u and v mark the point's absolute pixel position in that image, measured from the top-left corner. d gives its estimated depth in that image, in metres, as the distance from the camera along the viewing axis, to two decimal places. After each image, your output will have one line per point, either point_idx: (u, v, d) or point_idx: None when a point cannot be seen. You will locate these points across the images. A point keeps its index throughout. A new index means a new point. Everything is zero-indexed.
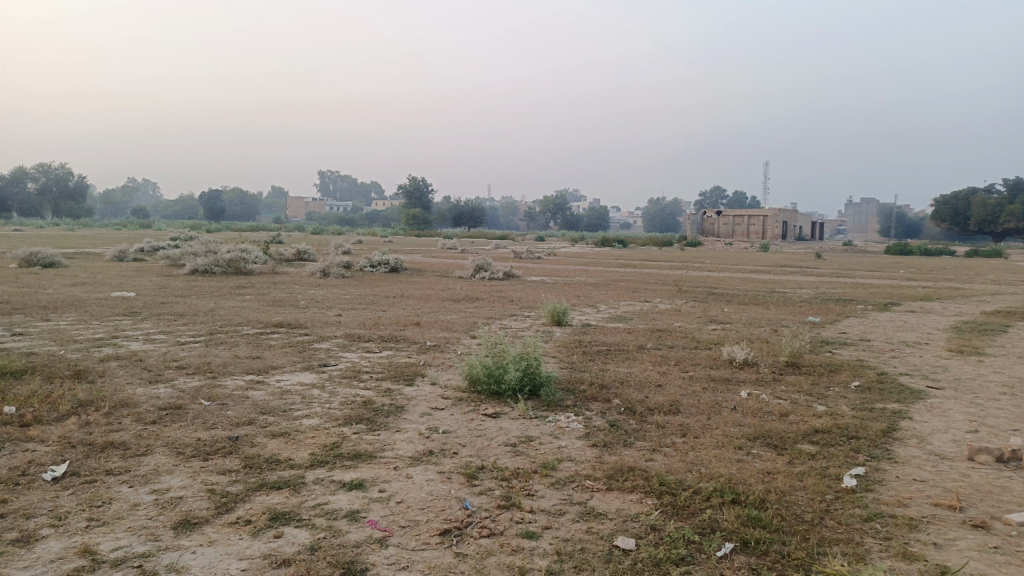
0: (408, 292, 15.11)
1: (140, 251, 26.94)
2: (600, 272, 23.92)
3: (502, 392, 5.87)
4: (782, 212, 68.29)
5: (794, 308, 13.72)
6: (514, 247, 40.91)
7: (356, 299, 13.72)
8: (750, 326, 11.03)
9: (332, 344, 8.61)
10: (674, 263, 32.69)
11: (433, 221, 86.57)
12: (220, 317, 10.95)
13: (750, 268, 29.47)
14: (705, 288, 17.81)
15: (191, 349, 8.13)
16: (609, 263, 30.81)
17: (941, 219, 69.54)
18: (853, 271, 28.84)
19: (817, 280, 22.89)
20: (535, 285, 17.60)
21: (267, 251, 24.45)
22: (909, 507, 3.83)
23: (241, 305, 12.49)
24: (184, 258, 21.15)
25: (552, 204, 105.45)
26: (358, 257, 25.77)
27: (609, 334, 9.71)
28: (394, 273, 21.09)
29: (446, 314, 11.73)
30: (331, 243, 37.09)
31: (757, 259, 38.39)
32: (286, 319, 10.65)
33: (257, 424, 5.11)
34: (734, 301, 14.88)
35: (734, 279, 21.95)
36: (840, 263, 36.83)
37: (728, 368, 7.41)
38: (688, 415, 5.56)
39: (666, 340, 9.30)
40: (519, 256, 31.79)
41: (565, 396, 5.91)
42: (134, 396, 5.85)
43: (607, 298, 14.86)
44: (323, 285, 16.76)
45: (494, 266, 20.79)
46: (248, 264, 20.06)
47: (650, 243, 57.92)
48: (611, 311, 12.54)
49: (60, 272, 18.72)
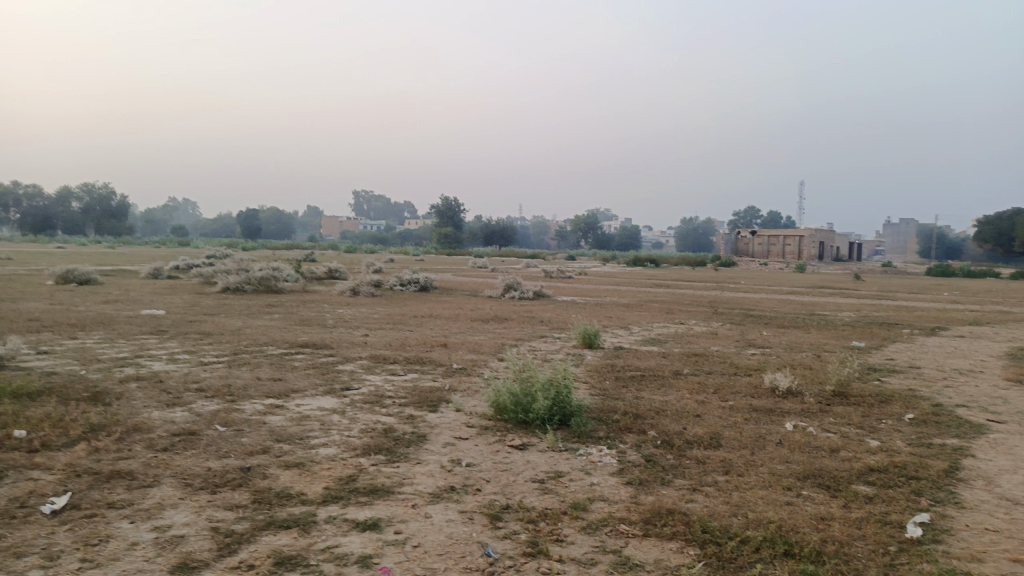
0: (437, 312, 14.88)
1: (175, 269, 27.22)
2: (632, 293, 23.51)
3: (530, 422, 5.54)
4: (819, 232, 67.06)
5: (836, 332, 13.16)
6: (546, 266, 40.57)
7: (384, 319, 13.52)
8: (791, 351, 10.55)
9: (356, 366, 8.37)
10: (709, 284, 32.07)
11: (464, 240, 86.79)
12: (246, 336, 10.80)
13: (787, 289, 28.75)
14: (741, 310, 17.29)
15: (213, 370, 7.95)
16: (641, 283, 30.29)
17: (984, 239, 67.58)
18: (894, 293, 27.93)
19: (859, 302, 22.17)
20: (566, 305, 17.25)
21: (299, 269, 24.52)
22: (985, 563, 3.40)
23: (269, 324, 12.36)
24: (217, 275, 21.25)
25: (584, 223, 105.08)
26: (388, 276, 25.69)
27: (643, 358, 9.32)
28: (424, 292, 20.94)
29: (474, 335, 11.44)
30: (362, 262, 37.24)
31: (793, 280, 37.53)
32: (311, 339, 10.47)
33: (271, 453, 4.85)
34: (773, 324, 14.35)
35: (771, 301, 21.35)
36: (881, 284, 35.84)
37: (770, 397, 6.99)
38: (730, 450, 5.17)
39: (703, 365, 8.88)
40: (551, 276, 31.47)
41: (597, 426, 5.56)
42: (148, 421, 5.64)
43: (640, 320, 14.45)
44: (352, 303, 16.64)
45: (525, 286, 20.51)
46: (279, 282, 20.07)
47: (683, 263, 57.21)
48: (644, 333, 12.16)
49: (95, 289, 18.93)
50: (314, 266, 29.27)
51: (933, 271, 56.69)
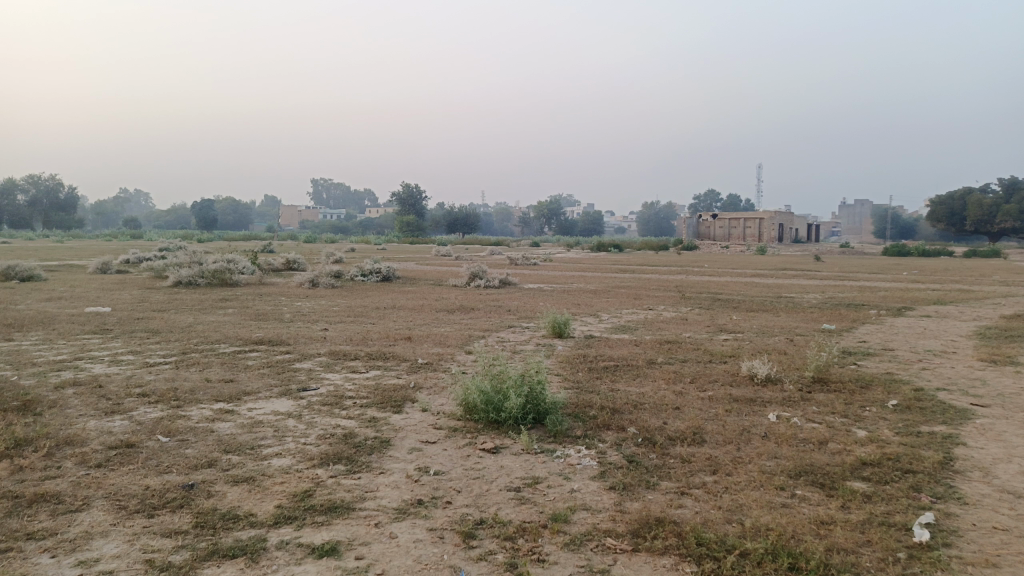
0: (400, 303, 14.39)
1: (125, 263, 26.15)
2: (598, 279, 23.28)
3: (503, 422, 5.16)
4: (779, 214, 67.88)
5: (805, 315, 13.03)
6: (509, 253, 40.16)
7: (345, 311, 13.01)
8: (763, 335, 10.35)
9: (314, 364, 7.89)
10: (673, 267, 32.06)
11: (427, 228, 85.94)
12: (196, 334, 10.21)
13: (750, 272, 28.83)
14: (708, 294, 17.14)
15: (159, 372, 7.39)
16: (606, 269, 30.09)
17: (936, 219, 69.08)
18: (855, 274, 28.13)
19: (823, 283, 22.25)
20: (532, 293, 16.89)
21: (256, 261, 23.73)
22: (1002, 568, 3.13)
23: (222, 320, 11.75)
24: (169, 270, 20.40)
25: (547, 209, 104.88)
26: (349, 266, 25.04)
27: (616, 347, 9.00)
28: (386, 282, 20.39)
29: (439, 326, 11.01)
30: (322, 252, 36.43)
31: (755, 262, 37.80)
32: (267, 335, 9.92)
33: (218, 466, 4.40)
34: (742, 307, 14.19)
35: (737, 284, 21.28)
36: (842, 265, 36.27)
37: (749, 386, 6.73)
38: (715, 446, 4.87)
39: (677, 353, 8.59)
40: (515, 262, 31.16)
41: (574, 424, 5.21)
42: (82, 433, 5.12)
43: (609, 306, 14.16)
44: (311, 295, 16.06)
45: (490, 274, 20.09)
46: (235, 275, 19.33)
47: (646, 248, 57.39)
48: (614, 321, 11.87)
49: (37, 286, 17.98)
50: (271, 257, 28.43)
51: (887, 251, 57.78)
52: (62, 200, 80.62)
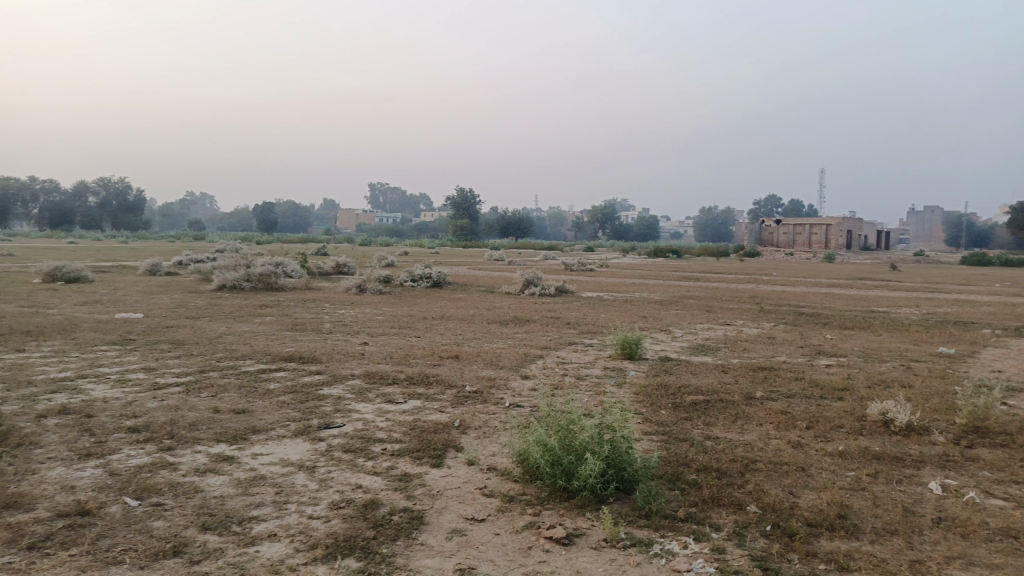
0: (450, 312, 13.19)
1: (175, 265, 25.74)
2: (661, 287, 21.72)
3: (576, 492, 3.84)
4: (847, 221, 64.82)
5: (910, 335, 11.31)
6: (566, 258, 38.73)
7: (389, 322, 11.89)
8: (872, 362, 8.76)
9: (344, 390, 6.69)
10: (741, 275, 30.16)
11: (481, 232, 85.19)
12: (223, 347, 9.15)
13: (826, 281, 26.80)
14: (790, 307, 15.48)
15: (164, 398, 6.29)
16: (666, 276, 28.48)
17: (1019, 226, 64.67)
18: (943, 284, 25.92)
19: (913, 295, 20.22)
20: (593, 303, 15.51)
21: (305, 263, 22.96)
22: None
23: (256, 330, 10.71)
24: (214, 272, 19.71)
25: (602, 214, 102.91)
26: (401, 270, 24.02)
27: (700, 375, 7.56)
28: (437, 287, 19.32)
29: (491, 342, 9.73)
30: (374, 256, 35.66)
31: (828, 271, 35.34)
32: (298, 350, 8.79)
33: (186, 559, 3.17)
34: (834, 324, 12.52)
35: (818, 295, 19.44)
36: (925, 274, 33.89)
37: (886, 437, 5.26)
38: (880, 542, 3.44)
39: (776, 385, 7.09)
40: (572, 268, 29.83)
41: (671, 496, 3.85)
42: (35, 490, 3.99)
43: (681, 321, 12.66)
44: (356, 302, 15.02)
45: (546, 280, 18.79)
46: (281, 279, 18.48)
47: (708, 254, 55.13)
48: (690, 339, 10.42)
49: (80, 288, 17.47)
50: (320, 260, 27.77)
51: (966, 259, 54.33)
52: (130, 202, 82.62)
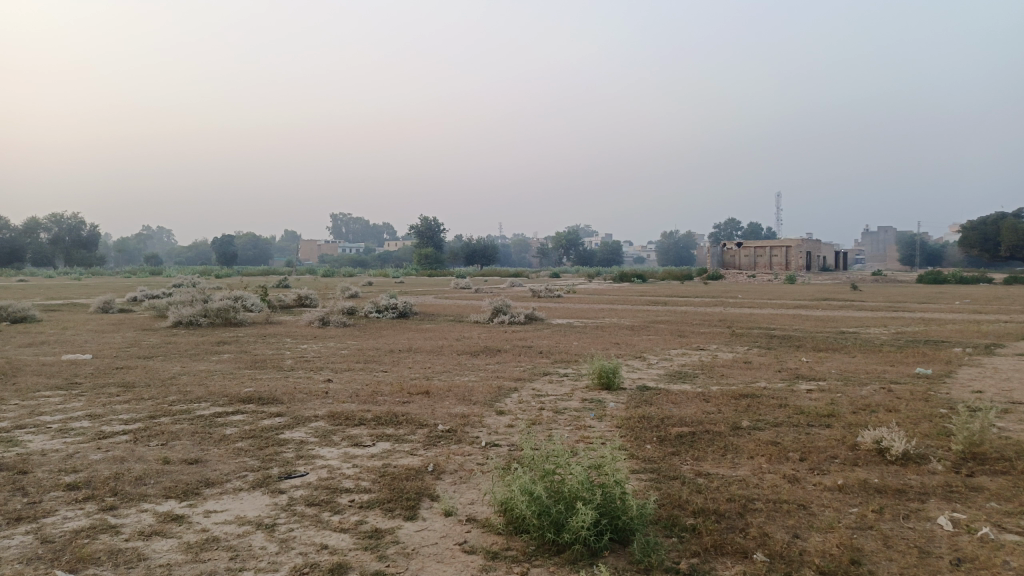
0: (417, 344, 12.76)
1: (130, 301, 24.82)
2: (630, 312, 21.56)
3: (566, 545, 3.50)
4: (806, 242, 66.04)
5: (884, 356, 11.22)
6: (532, 285, 38.48)
7: (355, 356, 11.43)
8: (852, 386, 8.59)
9: (307, 433, 6.24)
10: (707, 298, 30.22)
11: (446, 260, 84.79)
12: (176, 389, 8.60)
13: (792, 302, 26.95)
14: (760, 330, 15.39)
15: (109, 448, 5.76)
16: (634, 301, 28.38)
17: (970, 245, 66.41)
18: (905, 303, 26.21)
19: (879, 315, 20.36)
20: (563, 331, 15.22)
21: (266, 297, 22.31)
22: None
23: (213, 369, 10.16)
24: (170, 308, 18.98)
25: (566, 240, 103.39)
26: (365, 302, 23.50)
27: (681, 405, 7.27)
28: (403, 318, 18.87)
29: (462, 375, 9.34)
30: (337, 287, 35.02)
31: (792, 292, 35.67)
32: (258, 390, 8.30)
33: None
34: (807, 347, 12.39)
35: (786, 317, 19.45)
36: (886, 293, 34.38)
37: (884, 468, 5.01)
38: None
39: (761, 413, 6.84)
40: (539, 295, 29.59)
41: (669, 545, 3.53)
42: None
43: (655, 347, 12.42)
44: (319, 336, 14.50)
45: (514, 308, 18.48)
46: (240, 314, 17.84)
47: (673, 278, 55.47)
48: (665, 366, 10.17)
49: (26, 328, 16.62)
50: (281, 292, 27.07)
51: (922, 278, 55.49)
52: (84, 237, 80.48)
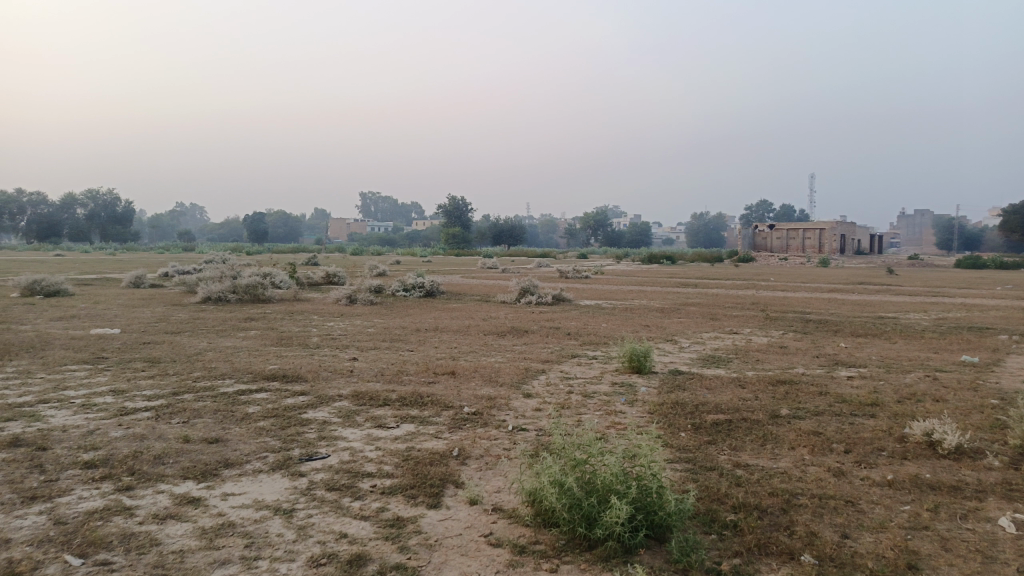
0: (444, 324, 12.60)
1: (161, 277, 25.03)
2: (660, 294, 21.19)
3: (598, 541, 3.29)
4: (841, 225, 64.67)
5: (927, 343, 10.78)
6: (560, 266, 38.14)
7: (380, 335, 11.30)
8: (895, 374, 8.23)
9: (330, 412, 6.09)
10: (739, 281, 29.68)
11: (474, 240, 84.64)
12: (201, 365, 8.53)
13: (827, 286, 26.31)
14: (795, 314, 14.97)
15: (130, 425, 5.67)
16: (664, 283, 27.94)
17: (1011, 229, 64.36)
18: (945, 288, 25.47)
19: (919, 300, 19.75)
20: (592, 312, 14.96)
21: (294, 274, 22.32)
22: None
23: (239, 345, 10.08)
24: (199, 284, 19.05)
25: (594, 221, 102.59)
26: (392, 280, 23.42)
27: (715, 390, 7.00)
28: (430, 297, 18.74)
29: (489, 356, 9.14)
30: (364, 265, 35.02)
31: (825, 276, 34.80)
32: (282, 368, 8.19)
33: None
34: (845, 332, 11.97)
35: (821, 301, 18.95)
36: (924, 278, 33.45)
37: (935, 462, 4.71)
38: None
39: (800, 401, 6.54)
40: (568, 276, 29.26)
41: (709, 544, 3.30)
42: None
43: (687, 330, 12.10)
44: (346, 314, 14.41)
45: (542, 288, 18.23)
46: (268, 290, 17.84)
47: (703, 260, 54.72)
48: (698, 350, 9.88)
49: (58, 302, 16.78)
50: (309, 270, 27.12)
51: (961, 262, 53.98)
52: (119, 214, 81.75)
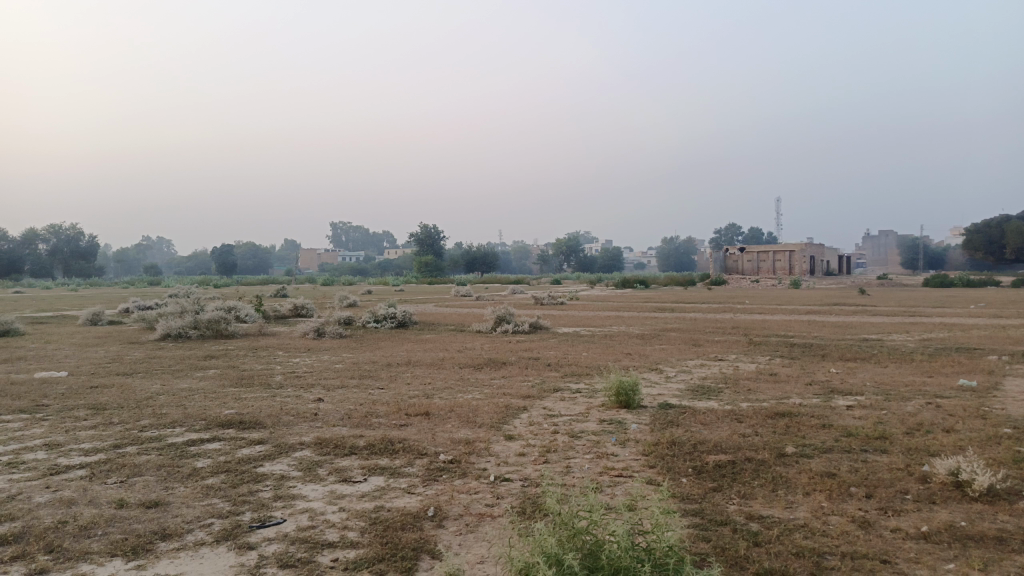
0: (417, 357, 11.96)
1: (121, 313, 24.03)
2: (638, 320, 20.77)
3: None
4: (810, 247, 65.33)
5: (919, 366, 10.40)
6: (535, 293, 37.77)
7: (349, 371, 10.65)
8: (896, 402, 7.79)
9: (290, 465, 5.46)
10: (716, 305, 29.48)
11: (446, 268, 84.02)
12: (151, 411, 7.81)
13: (804, 308, 26.15)
14: (779, 338, 14.60)
15: (59, 487, 4.97)
16: (641, 308, 27.57)
17: (973, 247, 65.37)
18: (920, 308, 25.39)
19: (900, 321, 19.53)
20: (570, 340, 14.44)
21: (261, 307, 21.54)
22: None
23: (195, 387, 9.36)
24: (159, 319, 18.20)
25: (566, 247, 102.76)
26: (363, 311, 22.75)
27: (711, 426, 6.48)
28: (402, 328, 18.10)
29: (466, 392, 8.55)
30: (335, 295, 34.26)
31: (798, 298, 34.73)
32: (239, 413, 7.49)
33: None
34: (833, 356, 11.58)
35: (802, 324, 18.66)
36: (898, 298, 33.50)
37: (969, 508, 4.22)
38: None
39: (804, 437, 6.04)
40: (543, 303, 28.79)
41: None
42: None
43: (671, 357, 11.62)
44: (314, 349, 13.71)
45: (518, 317, 17.68)
46: (232, 325, 17.04)
47: (675, 284, 54.72)
48: (685, 379, 9.39)
49: (7, 343, 15.83)
50: (277, 302, 26.28)
51: (927, 281, 54.57)
52: (83, 248, 79.93)
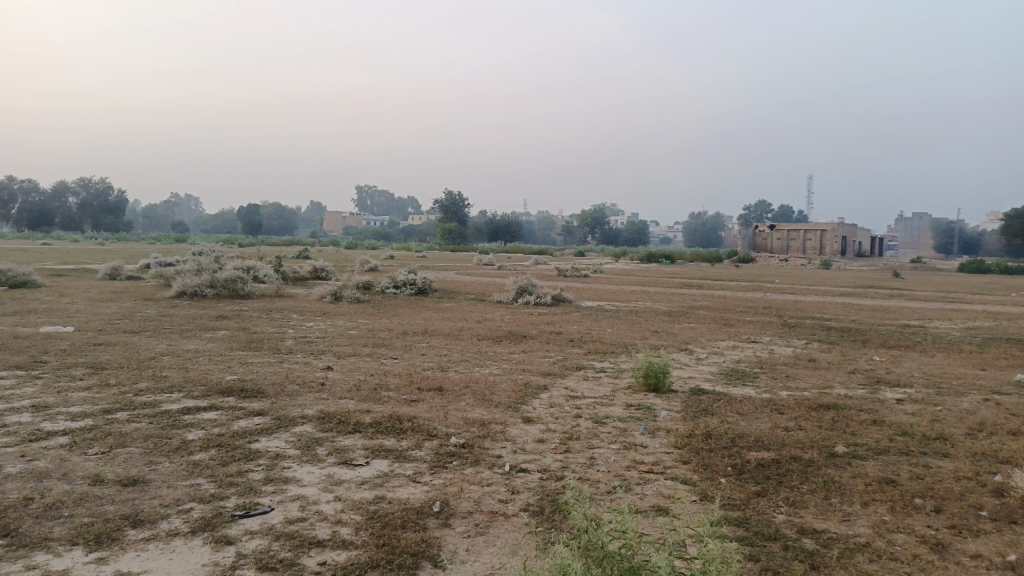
0: (434, 326, 11.47)
1: (141, 269, 23.85)
2: (665, 295, 20.11)
3: None
4: (842, 227, 63.78)
5: (969, 358, 9.69)
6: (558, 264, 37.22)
7: (363, 338, 10.20)
8: (950, 397, 7.14)
9: (288, 441, 4.99)
10: (745, 283, 28.71)
11: (470, 236, 83.47)
12: (150, 373, 7.40)
13: (838, 290, 25.23)
14: (813, 321, 13.90)
15: (34, 457, 4.55)
16: (667, 283, 26.86)
17: (1012, 234, 63.22)
18: (959, 294, 24.42)
19: (942, 307, 18.65)
20: (594, 315, 13.87)
21: (280, 268, 21.19)
22: None
23: (201, 349, 8.96)
24: (177, 277, 17.91)
25: (591, 219, 101.62)
26: (383, 276, 22.31)
27: (749, 416, 5.92)
28: (422, 295, 17.65)
29: (483, 367, 8.04)
30: (356, 259, 33.91)
31: (830, 279, 33.65)
32: (242, 379, 7.05)
33: None
34: (875, 343, 10.88)
35: (836, 306, 17.90)
36: (935, 283, 32.28)
37: None
38: None
39: (854, 434, 5.45)
40: (567, 274, 28.17)
41: None
42: None
43: (700, 337, 11.01)
44: (329, 313, 13.29)
45: (541, 288, 17.11)
46: (248, 285, 16.67)
47: (701, 260, 53.65)
48: (717, 362, 8.81)
49: (22, 295, 15.62)
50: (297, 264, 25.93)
51: (962, 267, 52.98)
52: (111, 203, 80.52)
